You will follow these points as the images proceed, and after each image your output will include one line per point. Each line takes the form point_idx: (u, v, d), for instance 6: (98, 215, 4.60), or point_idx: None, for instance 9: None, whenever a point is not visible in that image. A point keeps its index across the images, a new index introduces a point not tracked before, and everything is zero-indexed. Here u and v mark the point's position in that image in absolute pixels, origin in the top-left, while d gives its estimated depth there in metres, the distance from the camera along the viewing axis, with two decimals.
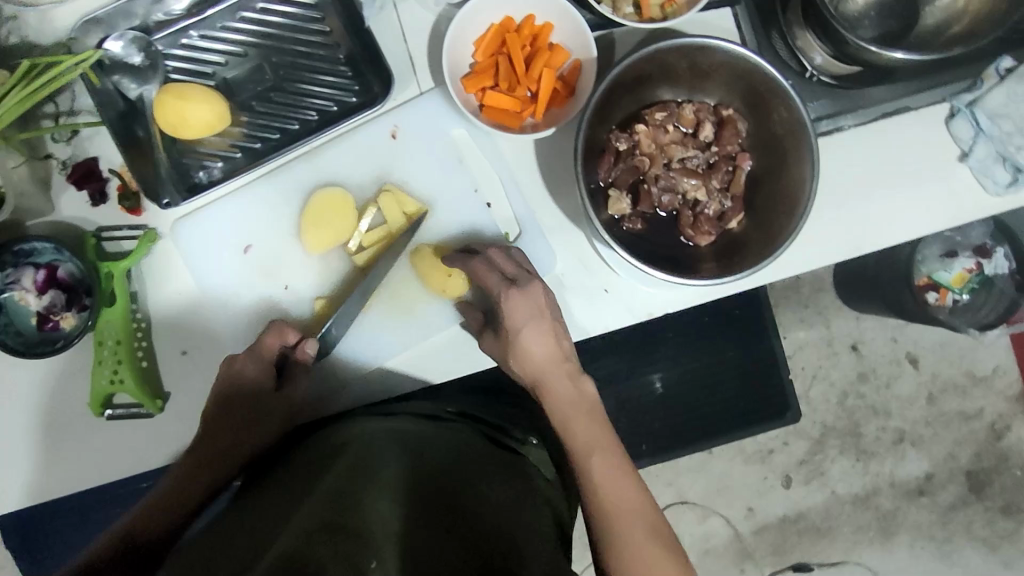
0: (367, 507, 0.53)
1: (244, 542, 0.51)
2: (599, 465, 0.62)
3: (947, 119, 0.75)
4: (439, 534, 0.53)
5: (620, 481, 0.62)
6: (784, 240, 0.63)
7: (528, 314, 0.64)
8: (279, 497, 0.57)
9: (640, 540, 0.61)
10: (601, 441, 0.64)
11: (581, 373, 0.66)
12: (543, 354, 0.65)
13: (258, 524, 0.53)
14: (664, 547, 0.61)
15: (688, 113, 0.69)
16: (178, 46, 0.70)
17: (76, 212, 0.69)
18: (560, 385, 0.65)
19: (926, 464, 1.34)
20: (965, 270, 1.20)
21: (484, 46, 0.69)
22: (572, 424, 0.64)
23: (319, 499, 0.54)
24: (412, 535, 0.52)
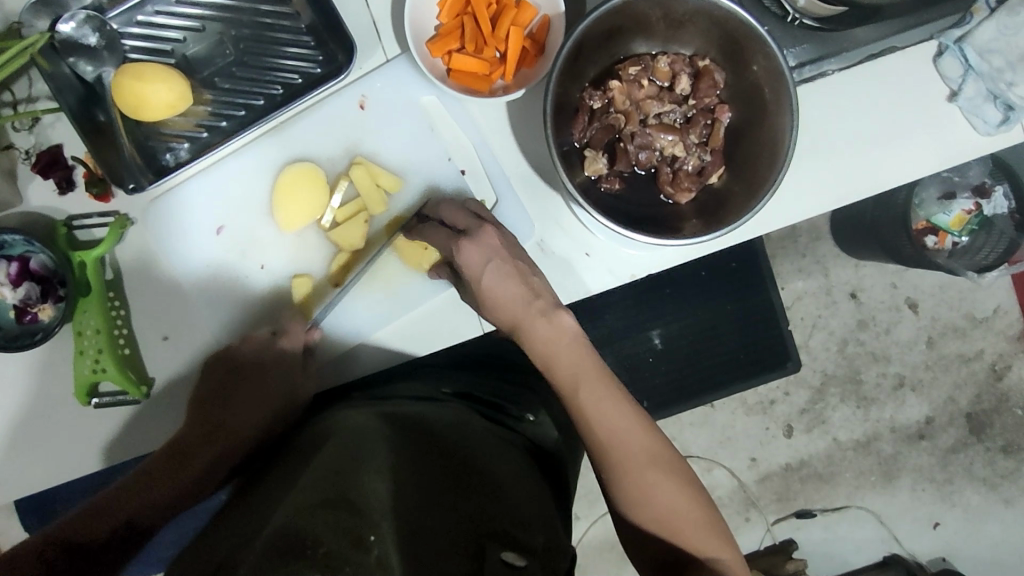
0: (367, 480, 0.54)
1: (243, 524, 0.51)
2: (588, 400, 0.62)
3: (935, 58, 0.72)
4: (437, 511, 0.53)
5: (614, 412, 0.62)
6: (766, 192, 0.61)
7: (491, 253, 0.63)
8: (278, 474, 0.57)
9: (639, 469, 0.61)
10: (587, 375, 0.62)
11: (557, 306, 0.63)
12: (510, 299, 0.62)
13: (256, 505, 0.53)
14: (665, 471, 0.62)
15: (663, 66, 0.67)
16: (134, 24, 0.68)
17: (44, 201, 0.68)
18: (536, 326, 0.62)
19: (926, 407, 1.34)
20: (964, 211, 1.17)
21: (448, 6, 0.66)
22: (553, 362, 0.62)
23: (317, 473, 0.54)
24: (412, 511, 0.52)
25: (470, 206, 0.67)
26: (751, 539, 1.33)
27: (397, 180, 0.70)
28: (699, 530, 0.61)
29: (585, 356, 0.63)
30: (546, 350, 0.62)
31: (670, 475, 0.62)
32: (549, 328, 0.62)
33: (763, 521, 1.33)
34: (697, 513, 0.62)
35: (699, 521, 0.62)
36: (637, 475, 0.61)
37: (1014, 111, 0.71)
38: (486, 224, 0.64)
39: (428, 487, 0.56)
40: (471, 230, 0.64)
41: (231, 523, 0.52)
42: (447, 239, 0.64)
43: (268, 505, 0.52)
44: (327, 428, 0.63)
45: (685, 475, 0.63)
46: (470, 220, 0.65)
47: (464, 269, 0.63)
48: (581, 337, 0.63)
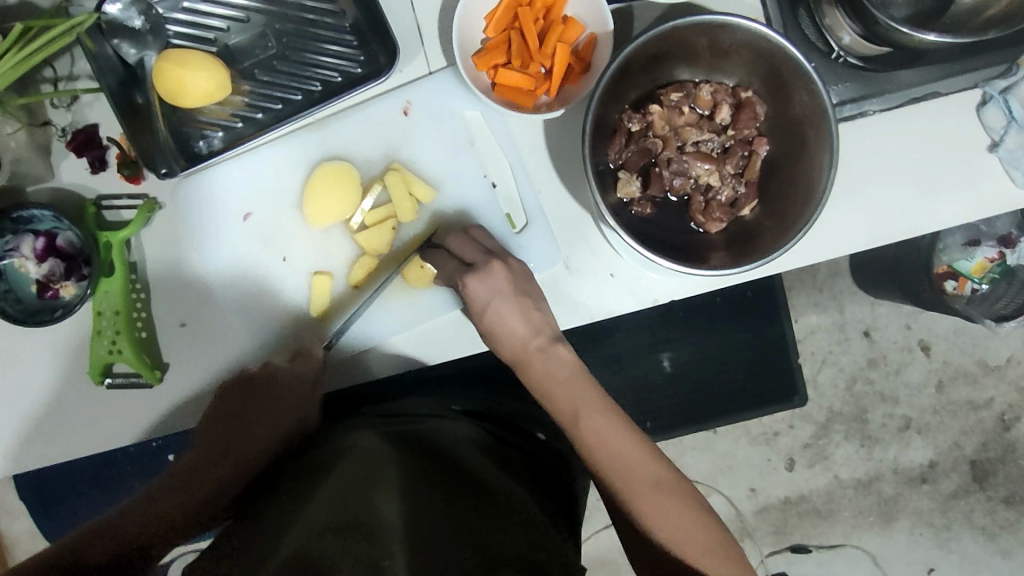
0: (379, 501, 0.54)
1: (254, 548, 0.51)
2: (590, 427, 0.62)
3: (977, 106, 0.71)
4: (448, 530, 0.54)
5: (613, 438, 0.61)
6: (799, 230, 0.61)
7: (495, 291, 0.64)
8: (288, 493, 0.58)
9: (643, 493, 0.60)
10: (586, 404, 0.63)
11: (555, 340, 0.65)
12: (511, 334, 0.65)
13: (266, 527, 0.54)
14: (674, 498, 0.61)
15: (705, 94, 0.66)
16: (180, 10, 0.68)
17: (76, 178, 0.68)
18: (536, 359, 0.65)
19: (931, 452, 1.33)
20: (987, 259, 1.14)
21: (496, 20, 0.66)
22: (552, 391, 0.64)
23: (329, 495, 0.55)
24: (421, 532, 0.52)
25: (479, 236, 0.68)
26: None
27: (430, 190, 0.69)
28: (709, 555, 0.59)
29: (584, 385, 0.64)
30: (542, 378, 0.64)
31: (677, 502, 0.60)
32: (549, 362, 0.65)
33: (756, 552, 1.32)
34: (711, 539, 0.60)
35: (704, 546, 0.59)
36: (643, 502, 0.60)
37: None
38: (495, 259, 0.65)
39: (437, 509, 0.56)
40: (477, 265, 0.65)
41: (244, 543, 0.53)
42: (455, 271, 0.66)
43: (281, 525, 0.53)
44: (335, 447, 0.64)
45: (694, 501, 0.62)
46: (480, 253, 0.66)
47: (469, 303, 0.65)
48: (580, 367, 0.65)
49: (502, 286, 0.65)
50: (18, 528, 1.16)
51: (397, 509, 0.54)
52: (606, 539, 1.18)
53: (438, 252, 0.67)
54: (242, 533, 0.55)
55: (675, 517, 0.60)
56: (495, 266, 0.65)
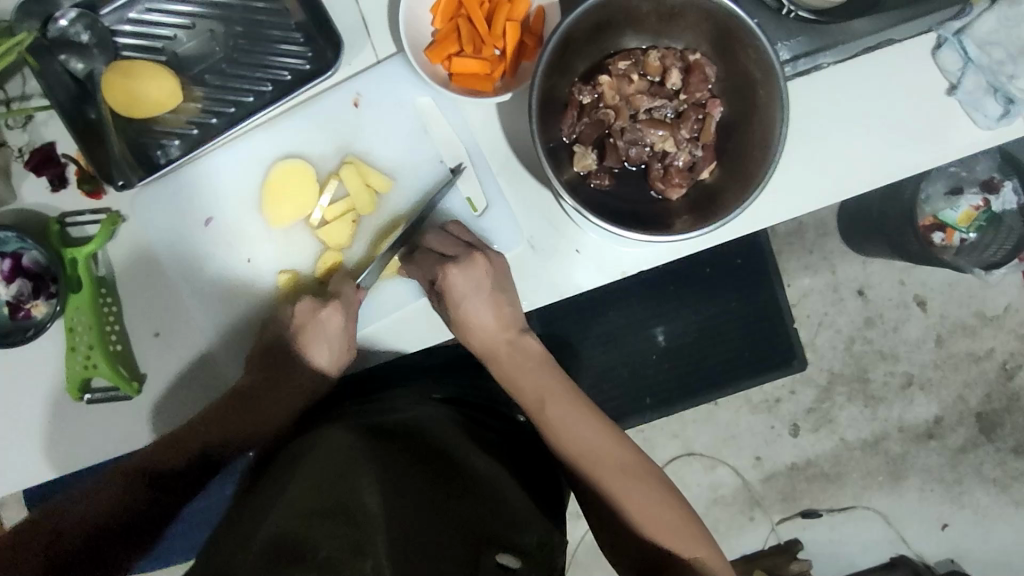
0: (361, 485, 0.55)
1: (236, 536, 0.51)
2: (556, 412, 0.65)
3: (933, 50, 0.71)
4: (430, 518, 0.54)
5: (580, 425, 0.64)
6: (757, 185, 0.60)
7: (475, 285, 0.63)
8: (270, 485, 0.58)
9: (610, 474, 0.63)
10: (552, 391, 0.66)
11: (523, 331, 0.68)
12: (483, 329, 0.66)
13: (248, 517, 0.54)
14: (641, 482, 0.64)
15: (654, 60, 0.66)
16: (126, 21, 0.68)
17: (38, 197, 0.68)
18: (503, 353, 0.67)
19: (936, 407, 1.32)
20: (971, 208, 1.15)
21: (441, 12, 0.66)
22: (519, 380, 0.66)
23: (310, 485, 0.54)
24: (403, 518, 0.53)
25: (460, 233, 0.67)
26: (755, 539, 1.32)
27: (387, 180, 0.69)
28: (674, 531, 0.62)
29: (548, 374, 0.67)
30: (509, 369, 0.67)
31: (643, 484, 0.63)
32: (517, 353, 0.67)
33: (767, 521, 1.32)
34: (676, 516, 0.63)
35: (670, 522, 0.63)
36: (613, 486, 0.63)
37: (1015, 105, 0.69)
38: (476, 251, 0.64)
39: (417, 491, 0.57)
40: (459, 257, 0.64)
41: (227, 532, 0.53)
42: (435, 264, 0.64)
43: (266, 510, 0.53)
44: (316, 439, 0.64)
45: (659, 481, 0.65)
46: (460, 248, 0.65)
47: (447, 294, 0.64)
48: (546, 358, 0.68)
49: (480, 282, 0.64)
50: None
51: (378, 495, 0.54)
52: None
53: (418, 252, 0.66)
54: (227, 522, 0.55)
55: (640, 498, 0.63)
56: (477, 258, 0.64)
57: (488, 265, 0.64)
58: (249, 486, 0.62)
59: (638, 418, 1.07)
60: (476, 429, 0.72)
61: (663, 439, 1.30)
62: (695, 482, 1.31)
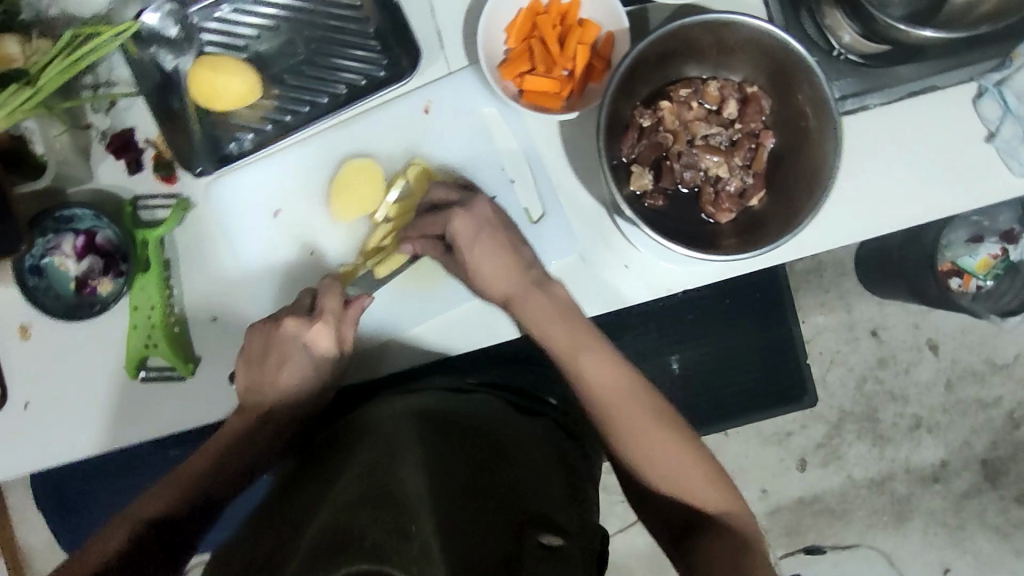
0: (402, 475, 0.56)
1: (287, 528, 0.53)
2: (587, 359, 0.65)
3: (974, 98, 0.74)
4: (471, 497, 0.55)
5: (598, 368, 0.65)
6: (808, 214, 0.63)
7: (477, 226, 0.66)
8: (315, 479, 0.60)
9: (641, 424, 0.64)
10: (598, 370, 0.65)
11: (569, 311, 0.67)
12: (536, 319, 0.66)
13: (296, 510, 0.55)
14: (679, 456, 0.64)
15: (713, 89, 0.70)
16: (212, 20, 0.70)
17: (114, 179, 0.71)
18: (527, 299, 0.67)
19: (942, 451, 1.34)
20: (990, 256, 1.18)
21: (516, 32, 0.69)
22: (544, 321, 0.66)
23: (354, 478, 0.56)
24: (446, 496, 0.54)
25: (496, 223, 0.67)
26: None
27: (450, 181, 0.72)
28: (707, 479, 0.64)
29: (596, 357, 0.66)
30: (563, 348, 0.66)
31: (672, 435, 0.64)
32: (546, 296, 0.67)
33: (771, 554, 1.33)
34: (707, 470, 0.64)
35: (698, 474, 0.64)
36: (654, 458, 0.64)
37: None
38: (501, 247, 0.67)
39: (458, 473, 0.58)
40: (462, 202, 0.67)
41: (273, 534, 0.53)
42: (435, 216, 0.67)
43: (312, 508, 0.54)
44: (357, 431, 0.65)
45: (689, 437, 0.65)
46: (460, 194, 0.68)
47: (454, 241, 0.66)
48: (590, 337, 0.66)
49: (484, 222, 0.67)
50: (36, 538, 1.18)
51: (420, 479, 0.55)
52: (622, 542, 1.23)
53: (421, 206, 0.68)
54: (275, 520, 0.56)
55: (672, 455, 0.64)
56: (478, 201, 0.67)
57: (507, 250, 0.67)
58: (295, 476, 0.63)
59: None
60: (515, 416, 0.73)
61: None
62: None
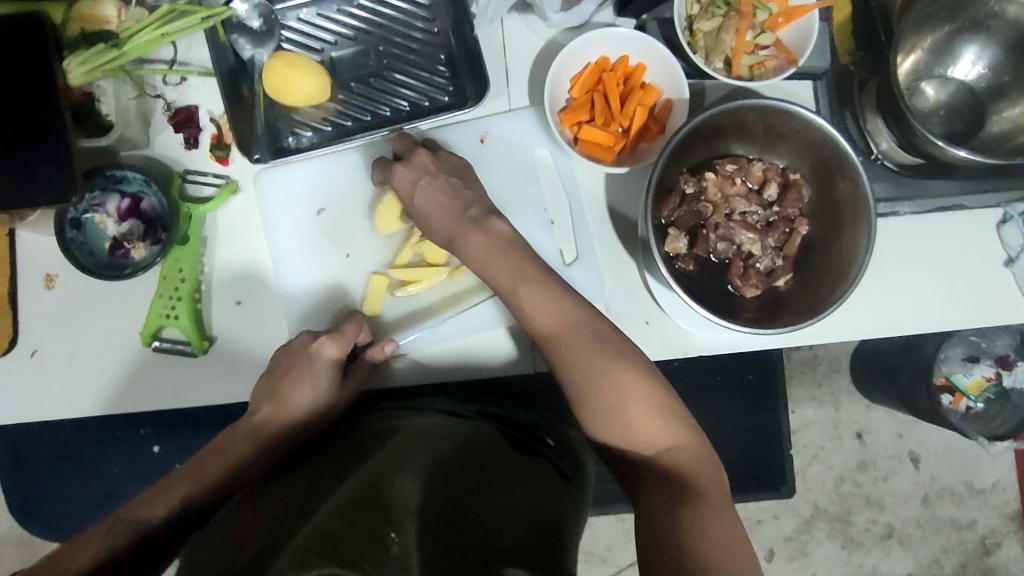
0: (391, 485, 0.56)
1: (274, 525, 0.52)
2: (529, 292, 0.64)
3: (999, 224, 0.78)
4: (461, 524, 0.54)
5: (546, 302, 0.64)
6: (831, 304, 0.66)
7: (422, 172, 0.68)
8: (310, 480, 0.59)
9: (581, 344, 0.62)
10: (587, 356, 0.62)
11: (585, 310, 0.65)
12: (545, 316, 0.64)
13: (286, 509, 0.55)
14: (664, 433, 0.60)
15: (757, 170, 0.73)
16: (294, 19, 0.74)
17: (168, 151, 0.73)
18: (469, 233, 0.67)
19: (910, 564, 1.35)
20: (983, 377, 1.21)
21: (580, 83, 0.72)
22: (491, 263, 0.67)
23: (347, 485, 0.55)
24: (435, 523, 0.53)
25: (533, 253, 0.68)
26: None
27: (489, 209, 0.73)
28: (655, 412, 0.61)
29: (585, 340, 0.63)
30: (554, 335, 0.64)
31: (609, 351, 0.62)
32: (485, 234, 0.67)
33: None
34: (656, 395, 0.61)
35: (644, 394, 0.61)
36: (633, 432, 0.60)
37: None
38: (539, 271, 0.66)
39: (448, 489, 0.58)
40: (405, 155, 0.70)
41: (261, 527, 0.53)
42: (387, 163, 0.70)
43: (301, 506, 0.54)
44: (359, 442, 0.65)
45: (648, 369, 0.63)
46: (407, 146, 0.71)
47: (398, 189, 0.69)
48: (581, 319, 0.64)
49: (428, 169, 0.69)
50: None
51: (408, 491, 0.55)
52: None
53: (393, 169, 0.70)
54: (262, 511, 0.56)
55: (616, 372, 0.61)
56: (421, 151, 0.69)
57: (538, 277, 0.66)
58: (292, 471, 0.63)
59: None
60: (516, 441, 0.72)
61: None
62: None
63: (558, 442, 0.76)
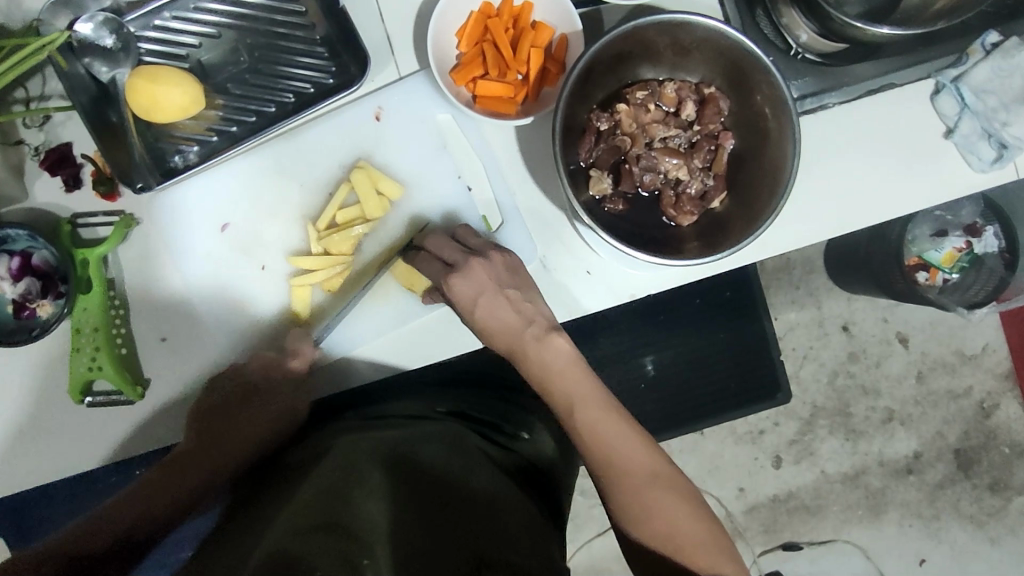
0: (359, 504, 0.55)
1: (238, 543, 0.52)
2: (585, 419, 0.63)
3: (932, 95, 0.74)
4: (430, 532, 0.55)
5: (592, 402, 0.64)
6: (768, 215, 0.62)
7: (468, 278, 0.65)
8: (269, 495, 0.59)
9: (636, 481, 0.62)
10: (583, 397, 0.64)
11: (549, 330, 0.65)
12: (502, 325, 0.65)
13: (250, 524, 0.54)
14: (666, 490, 0.62)
15: (670, 91, 0.69)
16: (151, 29, 0.67)
17: (50, 197, 0.68)
18: (495, 309, 0.65)
19: (915, 442, 1.34)
20: (954, 249, 1.18)
21: (467, 36, 0.68)
22: (524, 352, 0.65)
23: (309, 497, 0.56)
24: (402, 534, 0.54)
25: (466, 237, 0.67)
26: None
27: (397, 185, 0.69)
28: (696, 540, 0.60)
29: (581, 377, 0.65)
30: (544, 372, 0.64)
31: (665, 480, 0.62)
32: (544, 350, 0.64)
33: (749, 552, 1.32)
34: (708, 535, 0.61)
35: (705, 538, 0.60)
36: (638, 494, 0.61)
37: (1009, 149, 0.73)
38: (476, 258, 0.65)
39: (421, 505, 0.58)
40: (458, 264, 0.65)
41: (226, 547, 0.52)
42: (437, 272, 0.65)
43: (264, 522, 0.54)
44: (315, 455, 0.64)
45: (684, 488, 0.63)
46: (459, 254, 0.66)
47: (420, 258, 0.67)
48: (577, 358, 0.65)
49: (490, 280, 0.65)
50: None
51: (378, 511, 0.55)
52: (599, 546, 1.23)
53: (419, 254, 0.67)
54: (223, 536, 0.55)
55: (666, 498, 0.61)
56: (474, 263, 0.65)
57: (488, 266, 0.65)
58: (247, 491, 0.62)
59: None
60: (483, 437, 0.74)
61: None
62: None
63: (529, 435, 0.80)
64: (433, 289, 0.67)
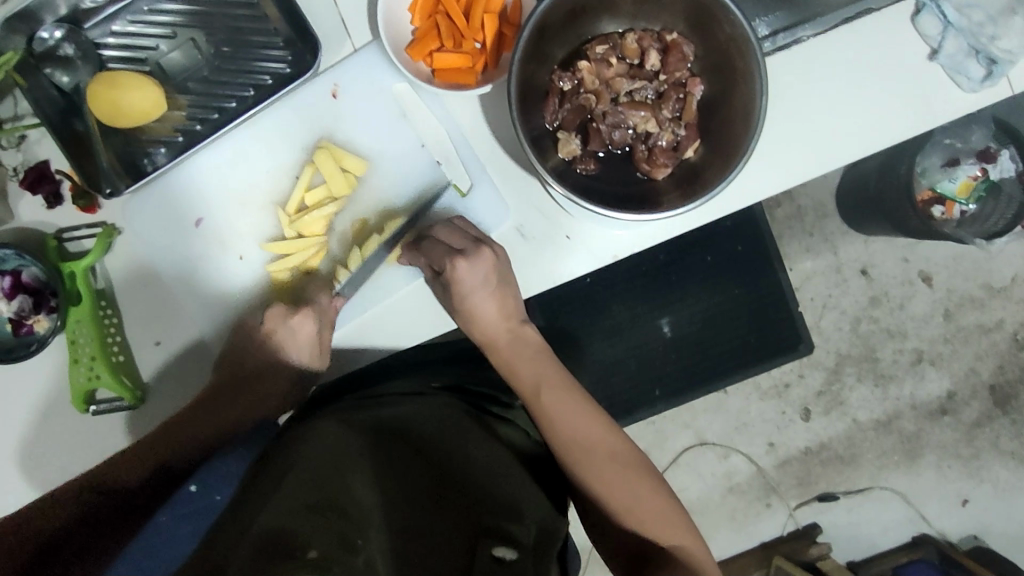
0: (358, 484, 0.55)
1: (234, 515, 0.52)
2: (551, 398, 0.66)
3: (913, 16, 0.70)
4: (425, 512, 0.56)
5: (568, 403, 0.65)
6: (739, 158, 0.60)
7: (481, 280, 0.64)
8: (264, 473, 0.59)
9: (601, 465, 0.64)
10: (549, 379, 0.67)
11: (523, 322, 0.70)
12: (486, 318, 0.67)
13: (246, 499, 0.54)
14: (627, 469, 0.64)
15: (631, 43, 0.67)
16: (110, 35, 0.68)
17: (35, 216, 0.70)
18: (484, 301, 0.66)
19: (947, 382, 1.30)
20: (970, 178, 1.11)
21: (420, 9, 0.67)
22: (494, 341, 0.69)
23: (305, 471, 0.55)
24: (397, 515, 0.55)
25: (467, 226, 0.67)
26: (774, 525, 1.29)
27: (361, 161, 0.69)
28: (662, 522, 0.63)
29: (547, 361, 0.69)
30: (509, 356, 0.69)
31: (630, 470, 0.64)
32: (516, 342, 0.69)
33: (784, 506, 1.30)
34: (672, 518, 0.64)
35: (670, 523, 0.63)
36: (596, 470, 0.63)
37: (998, 65, 0.69)
38: (485, 246, 0.65)
39: (416, 487, 0.58)
40: (466, 250, 0.64)
41: (223, 522, 0.52)
42: (444, 255, 0.65)
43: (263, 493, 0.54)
44: (309, 430, 0.64)
45: (648, 472, 0.65)
46: (469, 240, 0.65)
47: (423, 245, 0.66)
48: (545, 348, 0.70)
49: (489, 275, 0.65)
50: None
51: (374, 493, 0.55)
52: None
53: (426, 240, 0.67)
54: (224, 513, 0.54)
55: (630, 486, 0.63)
56: (485, 252, 0.64)
57: (494, 261, 0.65)
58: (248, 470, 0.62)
59: (648, 409, 1.07)
60: (478, 408, 0.75)
61: (674, 429, 1.28)
62: (709, 472, 1.29)
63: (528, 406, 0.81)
64: (410, 254, 0.67)
